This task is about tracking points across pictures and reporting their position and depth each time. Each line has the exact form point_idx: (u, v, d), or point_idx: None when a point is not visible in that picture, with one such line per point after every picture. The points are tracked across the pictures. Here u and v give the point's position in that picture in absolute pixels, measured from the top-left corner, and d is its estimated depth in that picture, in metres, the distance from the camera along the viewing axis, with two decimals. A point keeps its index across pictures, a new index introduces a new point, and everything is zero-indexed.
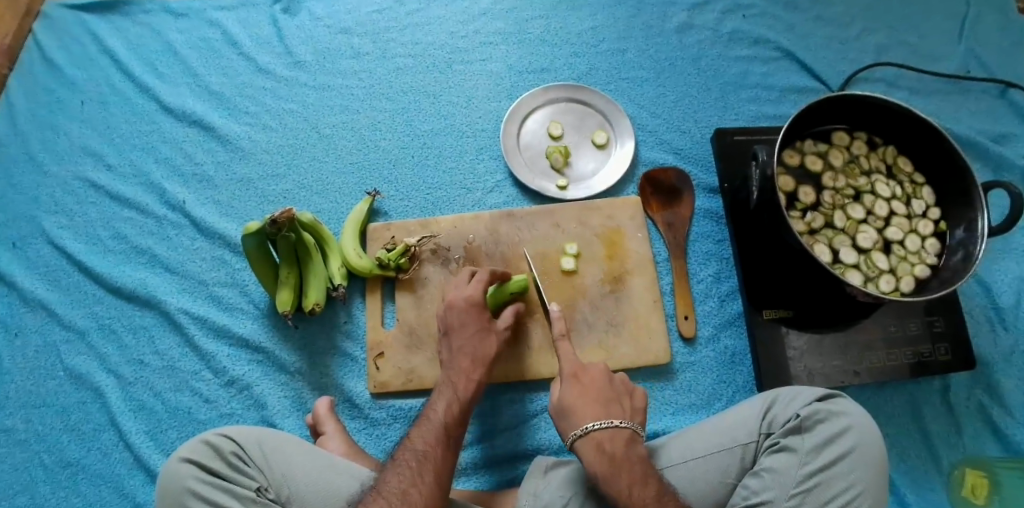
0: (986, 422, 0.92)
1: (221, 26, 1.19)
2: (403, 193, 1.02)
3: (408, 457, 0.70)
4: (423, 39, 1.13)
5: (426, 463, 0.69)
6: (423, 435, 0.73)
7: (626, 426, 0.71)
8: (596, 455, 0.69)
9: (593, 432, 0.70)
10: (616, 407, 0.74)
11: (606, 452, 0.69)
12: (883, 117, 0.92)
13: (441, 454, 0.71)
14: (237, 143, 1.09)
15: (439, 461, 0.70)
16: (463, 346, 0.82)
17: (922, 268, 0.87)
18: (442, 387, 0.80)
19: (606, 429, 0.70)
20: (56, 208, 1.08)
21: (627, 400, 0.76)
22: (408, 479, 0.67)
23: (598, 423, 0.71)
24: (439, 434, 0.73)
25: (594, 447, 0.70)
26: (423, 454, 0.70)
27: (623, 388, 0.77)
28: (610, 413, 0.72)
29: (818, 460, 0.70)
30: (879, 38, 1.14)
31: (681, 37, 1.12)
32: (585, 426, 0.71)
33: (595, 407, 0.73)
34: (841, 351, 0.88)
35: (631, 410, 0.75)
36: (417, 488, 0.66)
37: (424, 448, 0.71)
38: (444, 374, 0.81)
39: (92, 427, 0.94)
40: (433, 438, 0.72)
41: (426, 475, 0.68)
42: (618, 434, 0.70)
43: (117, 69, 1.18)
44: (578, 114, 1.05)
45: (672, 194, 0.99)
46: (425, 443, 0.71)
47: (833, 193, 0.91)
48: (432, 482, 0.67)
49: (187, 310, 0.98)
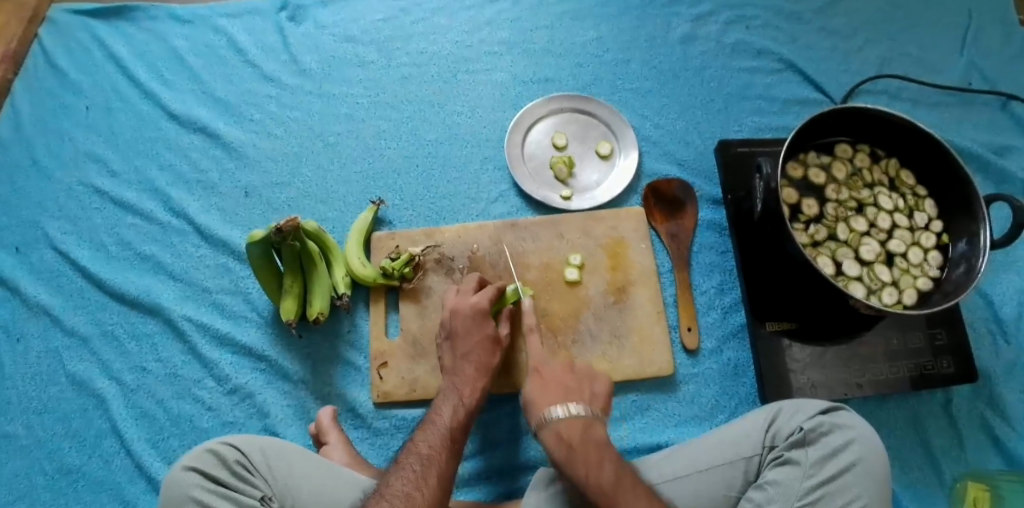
0: (988, 435, 0.93)
1: (226, 33, 1.19)
2: (407, 203, 1.02)
3: (411, 460, 0.70)
4: (428, 48, 1.14)
5: (429, 466, 0.69)
6: (426, 438, 0.73)
7: (581, 412, 0.72)
8: (556, 445, 0.70)
9: (551, 422, 0.72)
10: (575, 394, 0.75)
11: (561, 439, 0.70)
12: (886, 130, 0.92)
13: (446, 459, 0.70)
14: (241, 150, 1.09)
15: (443, 464, 0.70)
16: (465, 355, 0.83)
17: (925, 281, 0.88)
18: (446, 394, 0.80)
19: (563, 417, 0.71)
20: (60, 213, 1.08)
21: (587, 385, 0.77)
22: (412, 482, 0.67)
23: (554, 411, 0.72)
24: (444, 437, 0.73)
25: (553, 436, 0.71)
26: (427, 457, 0.70)
27: (584, 374, 0.78)
28: (567, 399, 0.74)
29: (822, 472, 0.70)
30: (882, 50, 1.14)
31: (685, 48, 1.12)
32: (543, 415, 0.73)
33: (553, 396, 0.75)
34: (843, 364, 0.88)
35: (591, 395, 0.76)
36: (421, 491, 0.66)
37: (429, 452, 0.71)
38: (448, 381, 0.82)
39: (94, 434, 0.94)
40: (437, 443, 0.72)
41: (430, 478, 0.68)
42: (574, 420, 0.71)
43: (122, 76, 1.18)
44: (583, 124, 1.05)
45: (675, 206, 0.99)
46: (429, 447, 0.71)
47: (836, 205, 0.91)
48: (437, 485, 0.67)
49: (190, 318, 0.98)
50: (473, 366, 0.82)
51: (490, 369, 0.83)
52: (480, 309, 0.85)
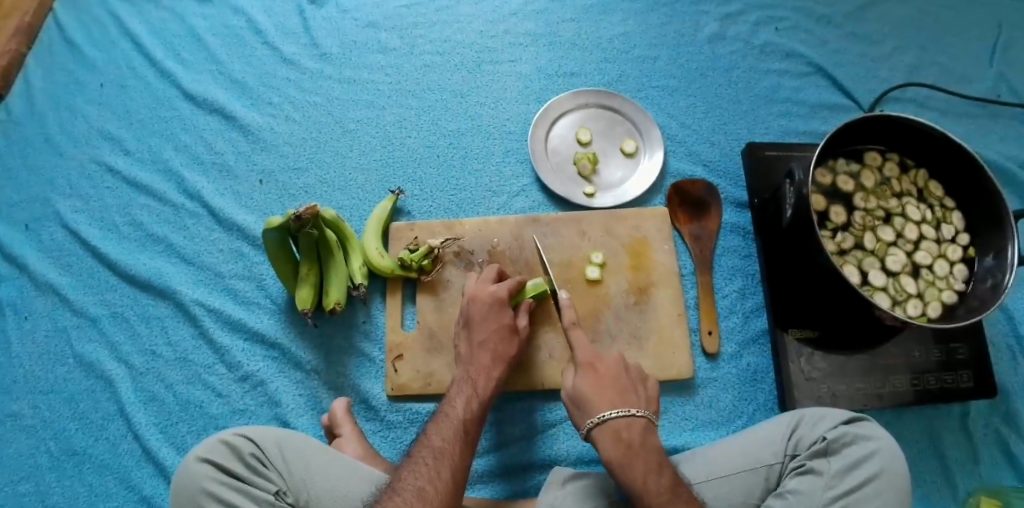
0: (1004, 451, 0.92)
1: (246, 14, 1.17)
2: (428, 193, 1.00)
3: (424, 454, 0.68)
4: (452, 37, 1.12)
5: (442, 460, 0.67)
6: (440, 431, 0.71)
7: (641, 415, 0.71)
8: (612, 443, 0.69)
9: (610, 421, 0.70)
10: (632, 394, 0.73)
11: (622, 441, 0.68)
12: (918, 140, 0.91)
13: (458, 452, 0.69)
14: (259, 134, 1.07)
15: (456, 458, 0.68)
16: (483, 347, 0.81)
17: (950, 294, 0.87)
18: (460, 384, 0.78)
19: (623, 418, 0.70)
20: (71, 191, 1.06)
21: (641, 389, 0.75)
22: (425, 476, 0.66)
23: (615, 412, 0.70)
24: (457, 429, 0.72)
25: (611, 435, 0.69)
26: (440, 450, 0.69)
27: (636, 376, 0.76)
28: (625, 400, 0.72)
29: (844, 483, 0.69)
30: (911, 57, 1.13)
31: (713, 47, 1.11)
32: (602, 414, 0.70)
33: (609, 394, 0.72)
34: (865, 374, 0.87)
35: (646, 397, 0.74)
36: (434, 485, 0.65)
37: (442, 444, 0.69)
38: (463, 369, 0.80)
39: (101, 416, 0.92)
40: (450, 435, 0.71)
41: (443, 472, 0.66)
42: (633, 422, 0.70)
43: (138, 53, 1.15)
44: (608, 121, 1.04)
45: (700, 207, 0.98)
46: (442, 440, 0.70)
47: (864, 214, 0.90)
48: (449, 479, 0.66)
49: (203, 302, 0.97)
50: (490, 355, 0.80)
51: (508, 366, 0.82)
52: (501, 303, 0.84)
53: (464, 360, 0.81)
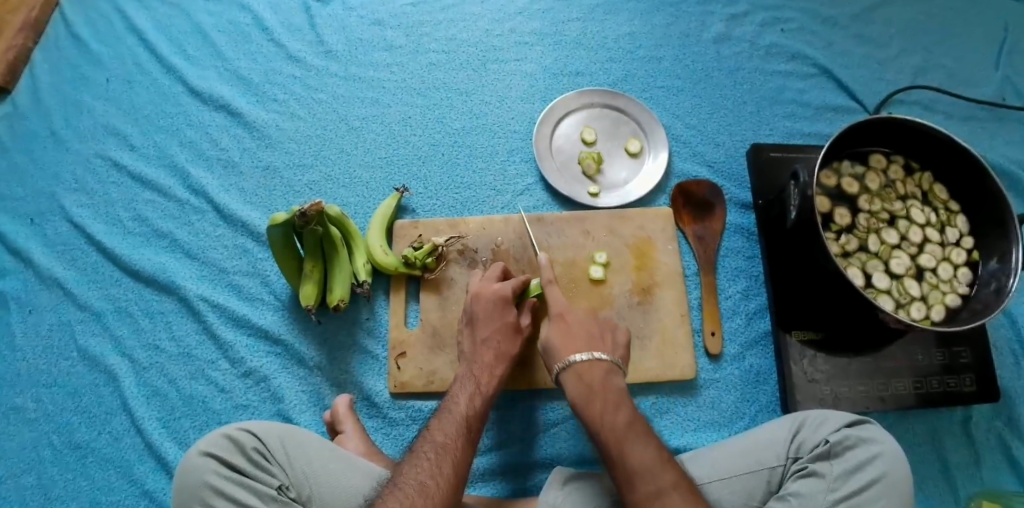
0: (1006, 455, 0.92)
1: (253, 11, 1.17)
2: (432, 191, 1.00)
3: (426, 449, 0.69)
4: (458, 35, 1.12)
5: (444, 455, 0.68)
6: (443, 426, 0.71)
7: (603, 358, 0.75)
8: (575, 384, 0.74)
9: (573, 364, 0.75)
10: (600, 342, 0.77)
11: (583, 381, 0.73)
12: (923, 142, 0.91)
13: (461, 447, 0.69)
14: (263, 130, 1.07)
15: (458, 453, 0.69)
16: (487, 345, 0.81)
17: (954, 298, 0.87)
18: (463, 381, 0.79)
19: (585, 361, 0.74)
20: (77, 186, 1.07)
21: (609, 335, 0.79)
22: (427, 471, 0.66)
23: (580, 356, 0.75)
24: (460, 424, 0.72)
25: (574, 378, 0.74)
26: (443, 446, 0.69)
27: (606, 324, 0.81)
28: (591, 345, 0.76)
29: (846, 486, 0.69)
30: (917, 60, 1.13)
31: (719, 48, 1.11)
32: (568, 359, 0.75)
33: (578, 342, 0.77)
34: (867, 376, 0.87)
35: (613, 343, 0.78)
36: (436, 480, 0.65)
37: (444, 440, 0.70)
38: (467, 367, 0.81)
39: (104, 410, 0.93)
40: (452, 431, 0.71)
41: (446, 467, 0.67)
42: (595, 364, 0.74)
43: (144, 48, 1.16)
44: (613, 121, 1.04)
45: (704, 208, 0.98)
46: (444, 435, 0.70)
47: (868, 216, 0.90)
48: (451, 474, 0.66)
49: (206, 298, 0.97)
50: (493, 352, 0.81)
51: (511, 364, 0.82)
52: (505, 303, 0.84)
53: (467, 358, 0.82)
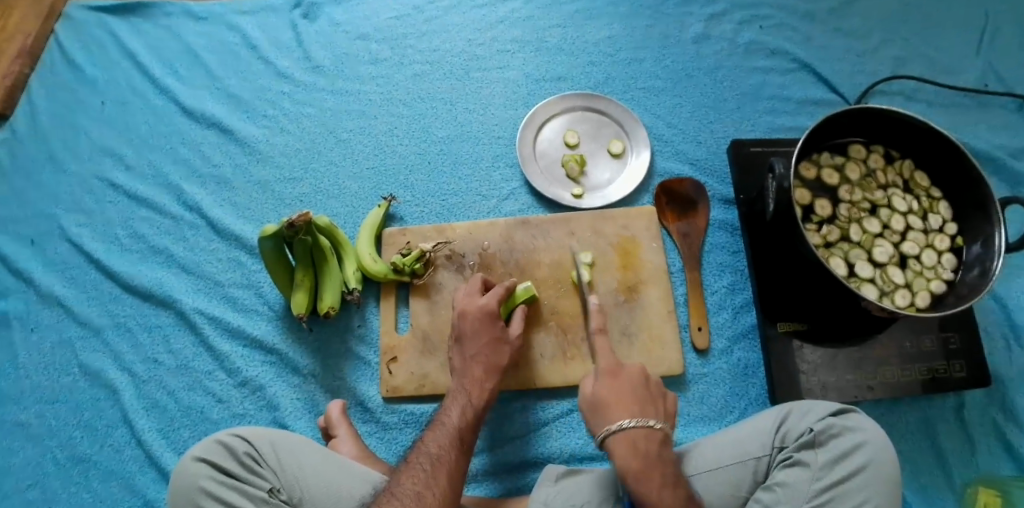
0: (1000, 439, 0.92)
1: (241, 30, 1.20)
2: (419, 199, 1.02)
3: (421, 460, 0.70)
4: (441, 46, 1.14)
5: (440, 466, 0.69)
6: (436, 437, 0.73)
7: (660, 426, 0.69)
8: (627, 451, 0.66)
9: (630, 431, 0.68)
10: (649, 410, 0.71)
11: (639, 451, 0.66)
12: (901, 131, 0.92)
13: (455, 458, 0.71)
14: (254, 146, 1.10)
15: (452, 463, 0.70)
16: (476, 354, 0.82)
17: (938, 284, 0.87)
18: (455, 394, 0.80)
19: (643, 427, 0.68)
20: (75, 206, 1.10)
21: (660, 402, 0.73)
22: (422, 482, 0.67)
23: (633, 422, 0.68)
24: (453, 436, 0.73)
25: (628, 445, 0.67)
26: (436, 456, 0.70)
27: (656, 389, 0.75)
28: (646, 412, 0.70)
29: (831, 475, 0.69)
30: (897, 51, 1.14)
31: (698, 47, 1.12)
32: (620, 423, 0.68)
33: (630, 404, 0.71)
34: (855, 365, 0.88)
35: (664, 409, 0.73)
36: (432, 490, 0.66)
37: (438, 451, 0.71)
38: (457, 382, 0.81)
39: (105, 423, 0.95)
40: (445, 442, 0.72)
41: (440, 476, 0.68)
42: (652, 435, 0.68)
43: (138, 71, 1.19)
44: (595, 123, 1.05)
45: (687, 205, 0.99)
46: (437, 446, 0.72)
47: (849, 206, 0.91)
48: (447, 484, 0.68)
49: (202, 311, 0.99)
50: (483, 364, 0.82)
51: (502, 373, 0.83)
52: (488, 312, 0.85)
53: (456, 369, 0.83)
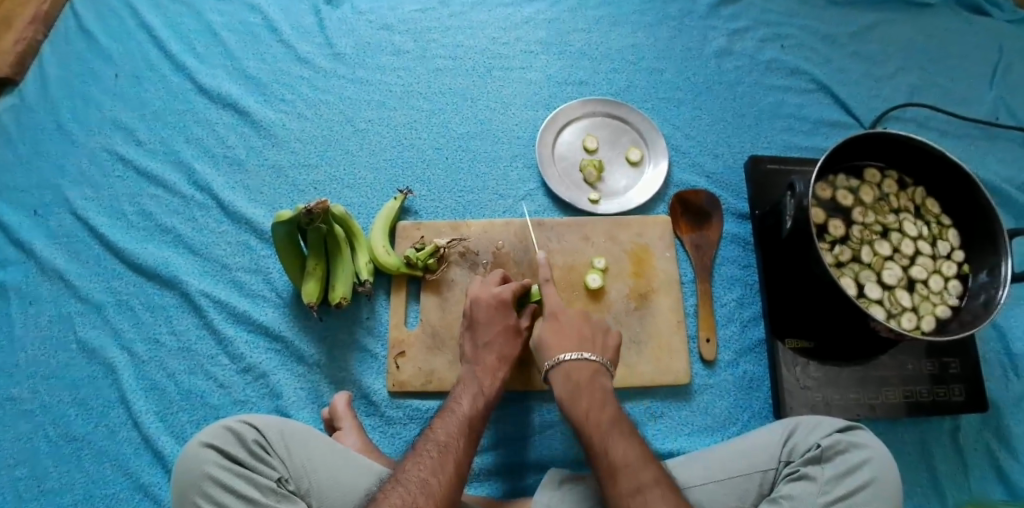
0: (994, 466, 0.93)
1: (262, 12, 1.19)
2: (434, 194, 1.02)
3: (429, 447, 0.70)
4: (464, 42, 1.13)
5: (446, 453, 0.69)
6: (445, 426, 0.73)
7: (594, 360, 0.76)
8: (562, 382, 0.75)
9: (563, 365, 0.76)
10: (589, 343, 0.78)
11: (571, 381, 0.74)
12: (917, 158, 0.93)
13: (463, 447, 0.71)
14: (270, 129, 1.08)
15: (459, 452, 0.70)
16: (489, 343, 0.83)
17: (944, 309, 0.89)
18: (466, 382, 0.80)
19: (572, 360, 0.76)
20: (81, 179, 1.08)
21: (602, 338, 0.80)
22: (428, 468, 0.67)
23: (568, 355, 0.76)
24: (463, 424, 0.73)
25: (563, 378, 0.75)
26: (444, 444, 0.70)
27: (599, 327, 0.81)
28: (581, 345, 0.77)
29: (837, 489, 0.70)
30: (912, 78, 1.15)
31: (719, 61, 1.13)
32: (556, 357, 0.76)
33: (568, 341, 0.78)
34: (858, 385, 0.89)
35: (604, 344, 0.79)
36: (437, 478, 0.66)
37: (446, 439, 0.71)
38: (469, 369, 0.82)
39: (101, 403, 0.93)
40: (454, 430, 0.72)
41: (447, 463, 0.68)
42: (584, 367, 0.75)
43: (153, 46, 1.17)
44: (614, 129, 1.06)
45: (701, 217, 1.00)
46: (445, 434, 0.71)
47: (862, 228, 0.92)
48: (453, 472, 0.67)
49: (208, 293, 0.98)
50: (496, 353, 0.82)
51: (513, 365, 0.83)
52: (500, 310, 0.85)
53: (468, 360, 0.83)
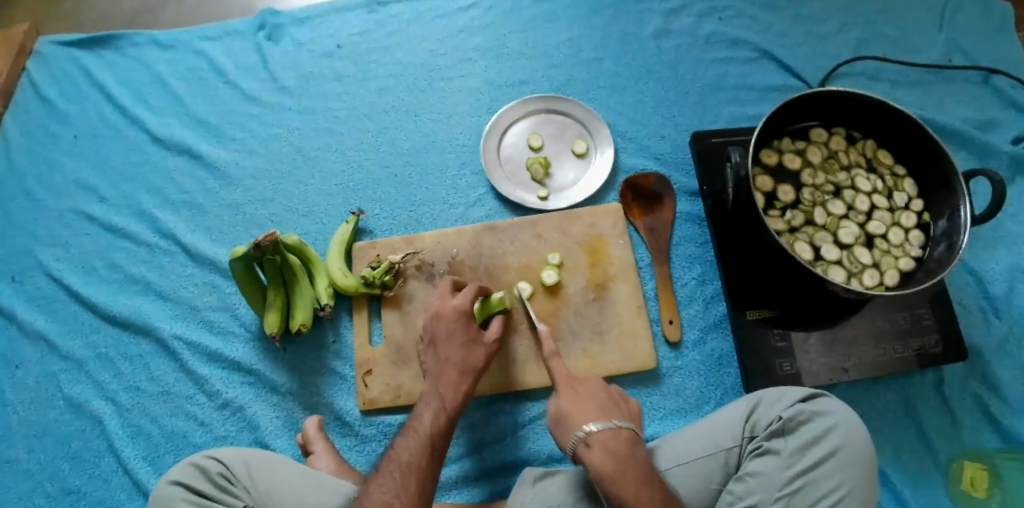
0: (983, 413, 0.91)
1: (207, 56, 1.20)
2: (387, 212, 1.03)
3: (392, 469, 0.70)
4: (403, 59, 1.14)
5: (409, 475, 0.69)
6: (408, 446, 0.72)
7: (625, 427, 0.69)
8: (601, 457, 0.65)
9: (593, 435, 0.67)
10: (612, 410, 0.71)
11: (610, 453, 0.65)
12: (861, 112, 0.91)
13: (426, 466, 0.70)
14: (224, 170, 1.10)
15: (423, 471, 0.69)
16: (451, 356, 0.81)
17: (907, 261, 0.87)
18: (428, 398, 0.78)
19: (606, 429, 0.67)
20: (54, 241, 1.11)
21: (624, 404, 0.73)
22: (391, 490, 0.67)
23: (599, 425, 0.68)
24: (431, 437, 0.72)
25: (600, 450, 0.66)
26: (408, 465, 0.70)
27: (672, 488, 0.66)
28: (606, 414, 0.70)
29: (802, 461, 0.69)
30: (858, 33, 1.14)
31: (658, 43, 1.12)
32: (587, 427, 0.68)
33: (590, 409, 0.71)
34: (828, 349, 0.87)
35: (629, 412, 0.72)
36: (399, 500, 0.66)
37: (410, 459, 0.70)
38: (432, 384, 0.80)
39: (92, 454, 0.96)
40: (418, 450, 0.71)
41: (410, 487, 0.68)
42: (619, 434, 0.67)
43: (108, 103, 1.20)
44: (557, 124, 1.06)
45: (653, 199, 0.99)
46: (410, 454, 0.71)
47: (812, 190, 0.91)
48: (416, 492, 0.67)
49: (180, 336, 1.00)
50: (458, 367, 0.80)
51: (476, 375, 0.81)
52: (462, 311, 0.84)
53: (432, 374, 0.81)
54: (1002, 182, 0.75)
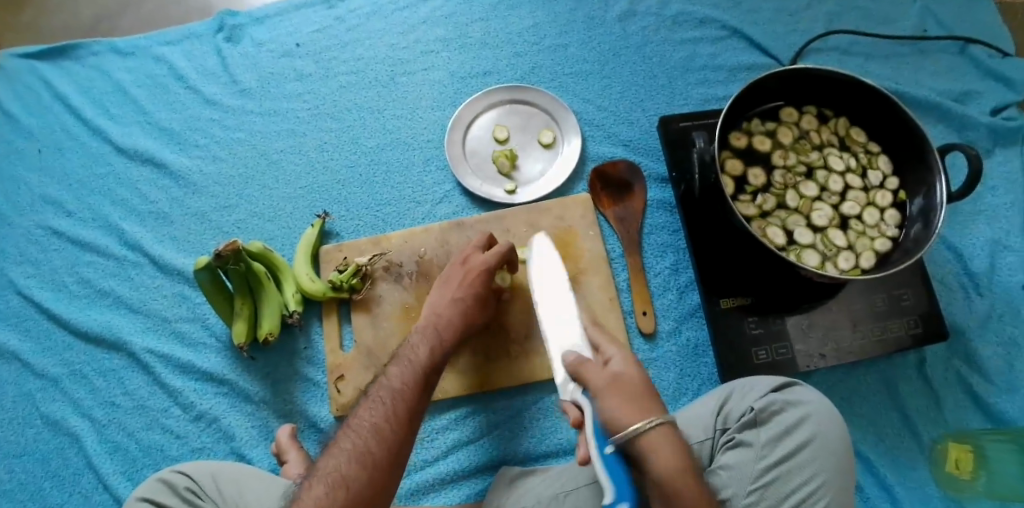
0: (966, 392, 0.89)
1: (167, 61, 1.17)
2: (353, 213, 1.01)
3: (382, 393, 0.65)
4: (364, 54, 1.12)
5: (400, 399, 0.65)
6: (401, 372, 0.68)
7: (675, 424, 0.60)
8: (664, 458, 0.57)
9: (642, 432, 0.57)
10: (654, 406, 0.61)
11: (672, 455, 0.57)
12: (831, 88, 0.88)
13: (417, 394, 0.66)
14: (188, 178, 1.09)
15: (415, 398, 0.66)
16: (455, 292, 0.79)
17: (882, 242, 0.85)
18: (424, 331, 0.75)
19: (666, 428, 0.58)
20: (22, 258, 1.08)
21: (656, 397, 0.62)
22: (381, 413, 0.63)
23: (655, 422, 0.57)
24: (411, 382, 0.67)
25: (659, 447, 0.57)
26: (399, 390, 0.66)
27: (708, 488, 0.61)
28: (651, 410, 0.59)
29: (774, 452, 0.67)
30: (830, 6, 1.10)
31: (625, 25, 1.09)
32: (644, 424, 0.57)
33: (632, 404, 0.59)
34: (804, 334, 0.86)
35: (665, 408, 0.61)
36: (389, 421, 0.62)
37: (402, 386, 0.66)
38: (430, 318, 0.77)
39: (71, 471, 0.95)
40: (410, 378, 0.67)
41: (399, 412, 0.63)
42: (677, 434, 0.60)
43: (70, 113, 1.16)
44: (523, 114, 1.03)
45: (622, 188, 0.97)
46: (402, 380, 0.67)
47: (784, 172, 0.89)
48: (404, 416, 0.64)
49: (152, 350, 0.99)
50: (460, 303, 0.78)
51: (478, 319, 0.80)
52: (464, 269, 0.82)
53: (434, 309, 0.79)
54: (977, 155, 0.72)
